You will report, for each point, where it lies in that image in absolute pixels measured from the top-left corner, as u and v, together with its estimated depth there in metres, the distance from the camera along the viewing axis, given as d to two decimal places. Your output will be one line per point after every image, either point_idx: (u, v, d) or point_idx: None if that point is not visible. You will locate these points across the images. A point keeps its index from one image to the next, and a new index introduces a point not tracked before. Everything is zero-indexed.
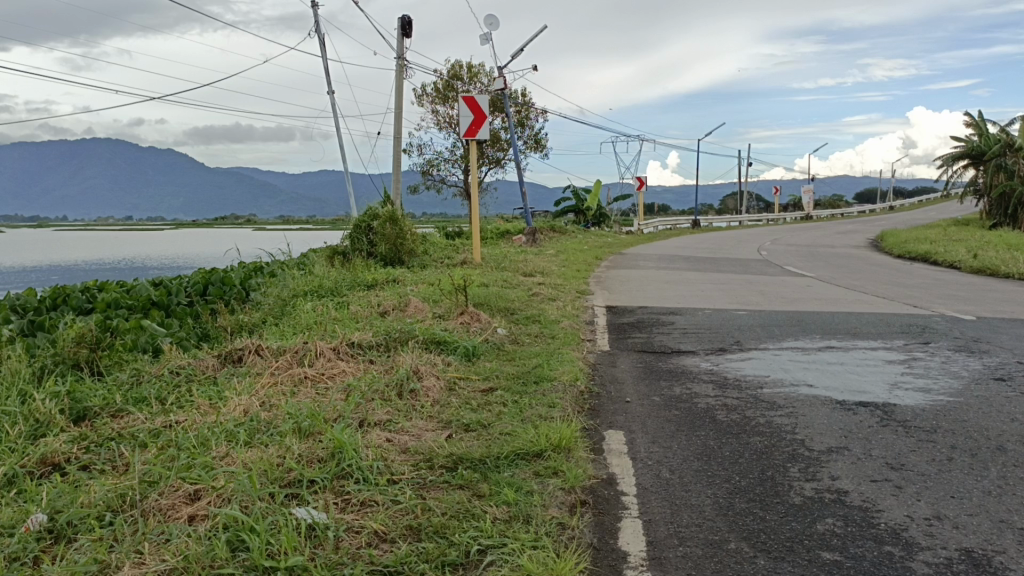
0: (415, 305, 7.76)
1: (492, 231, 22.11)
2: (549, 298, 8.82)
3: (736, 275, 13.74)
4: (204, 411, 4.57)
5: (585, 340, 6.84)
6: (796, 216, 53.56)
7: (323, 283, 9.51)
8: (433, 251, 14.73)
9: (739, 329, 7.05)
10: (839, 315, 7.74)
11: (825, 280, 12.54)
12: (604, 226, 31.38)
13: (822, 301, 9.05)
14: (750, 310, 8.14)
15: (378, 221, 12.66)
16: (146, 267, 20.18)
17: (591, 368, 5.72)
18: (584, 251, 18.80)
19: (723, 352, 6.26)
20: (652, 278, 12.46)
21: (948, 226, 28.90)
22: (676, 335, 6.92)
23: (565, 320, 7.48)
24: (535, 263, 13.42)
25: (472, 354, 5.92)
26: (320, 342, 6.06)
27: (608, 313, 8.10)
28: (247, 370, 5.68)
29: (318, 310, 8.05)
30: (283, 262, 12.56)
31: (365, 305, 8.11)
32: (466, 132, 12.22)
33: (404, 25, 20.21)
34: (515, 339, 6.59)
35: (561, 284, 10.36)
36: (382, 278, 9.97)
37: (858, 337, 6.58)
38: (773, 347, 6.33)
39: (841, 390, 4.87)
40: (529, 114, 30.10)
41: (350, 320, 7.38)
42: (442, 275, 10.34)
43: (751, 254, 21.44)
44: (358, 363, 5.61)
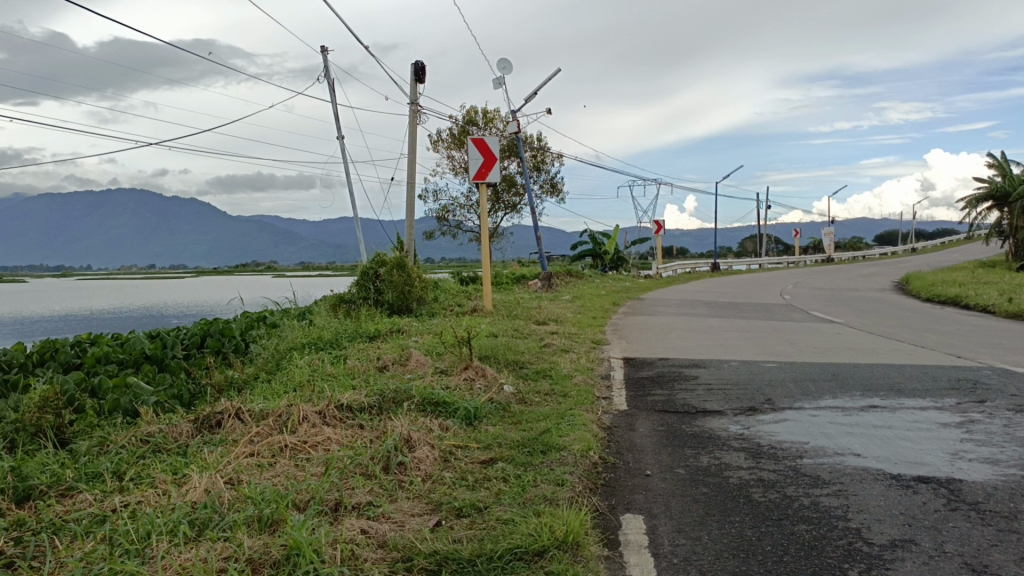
0: (416, 358, 7.19)
1: (507, 275, 21.60)
2: (562, 349, 8.22)
3: (760, 321, 13.09)
4: (161, 492, 4.01)
5: (599, 398, 6.21)
6: (817, 259, 52.84)
7: (323, 335, 8.98)
8: (444, 297, 14.24)
9: (768, 385, 6.40)
10: (879, 368, 7.05)
11: (856, 326, 11.88)
12: (622, 270, 30.82)
13: (857, 351, 8.38)
14: (781, 362, 7.49)
15: (385, 267, 12.19)
16: (154, 317, 19.83)
17: (606, 433, 5.10)
18: (601, 296, 18.22)
19: (754, 413, 5.61)
20: (673, 325, 11.84)
21: (976, 269, 28.08)
22: (700, 392, 6.29)
23: (578, 374, 6.89)
24: (549, 310, 12.87)
25: (474, 417, 5.32)
26: (306, 403, 5.49)
27: (626, 366, 7.49)
28: (221, 438, 5.13)
29: (312, 366, 7.51)
30: (287, 312, 12.10)
31: (363, 359, 7.55)
32: (475, 175, 11.78)
33: (416, 71, 20.06)
34: (522, 398, 5.98)
35: (576, 333, 9.78)
36: (385, 329, 9.44)
37: (904, 394, 5.90)
38: (809, 407, 5.67)
39: (895, 462, 4.21)
40: (544, 158, 29.85)
41: (346, 376, 6.82)
42: (449, 324, 9.83)
43: (774, 299, 20.76)
44: (345, 429, 5.04)
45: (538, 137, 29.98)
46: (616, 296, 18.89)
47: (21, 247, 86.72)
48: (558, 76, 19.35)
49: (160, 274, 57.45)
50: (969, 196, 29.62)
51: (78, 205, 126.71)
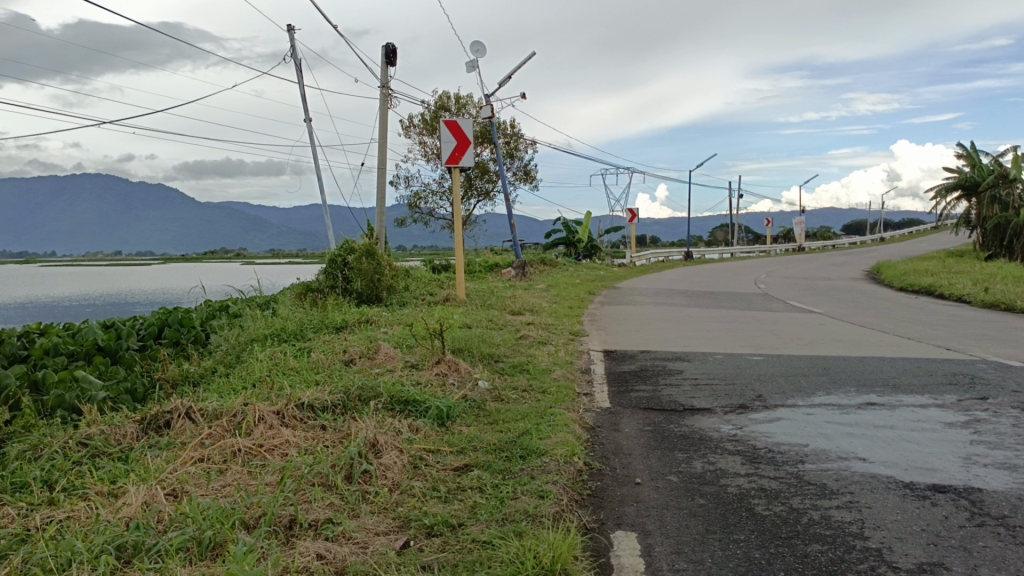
0: (385, 352, 6.76)
1: (480, 264, 21.15)
2: (539, 342, 7.82)
3: (740, 311, 12.82)
4: (92, 507, 3.56)
5: (580, 395, 5.83)
6: (788, 248, 53.02)
7: (286, 326, 8.50)
8: (416, 286, 13.79)
9: (757, 380, 6.07)
10: (872, 362, 6.74)
11: (837, 317, 11.66)
12: (596, 259, 30.51)
13: (843, 343, 8.09)
14: (768, 355, 7.17)
15: (354, 254, 11.70)
16: (114, 305, 19.06)
17: (590, 435, 4.71)
18: (575, 285, 17.87)
19: (745, 410, 5.26)
20: (651, 315, 11.52)
21: (946, 258, 28.24)
22: (686, 387, 5.94)
23: (557, 369, 6.50)
24: (524, 300, 12.48)
25: (446, 417, 4.91)
26: (262, 403, 5.05)
27: (606, 360, 7.11)
28: (169, 441, 4.68)
29: (274, 360, 7.05)
30: (251, 301, 11.56)
31: (327, 353, 7.10)
32: (448, 159, 11.32)
33: (388, 53, 19.49)
34: (498, 395, 5.58)
35: (552, 324, 9.39)
36: (353, 319, 8.98)
37: (902, 391, 5.60)
38: (804, 404, 5.34)
39: (906, 468, 3.88)
40: (518, 145, 29.39)
41: (309, 372, 6.37)
42: (420, 315, 9.40)
43: (748, 288, 20.58)
44: (304, 431, 4.61)
45: (512, 123, 29.51)
46: (591, 285, 18.58)
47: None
48: (535, 58, 19.31)
49: (125, 262, 56.10)
50: (938, 186, 29.70)
51: (40, 189, 123.67)
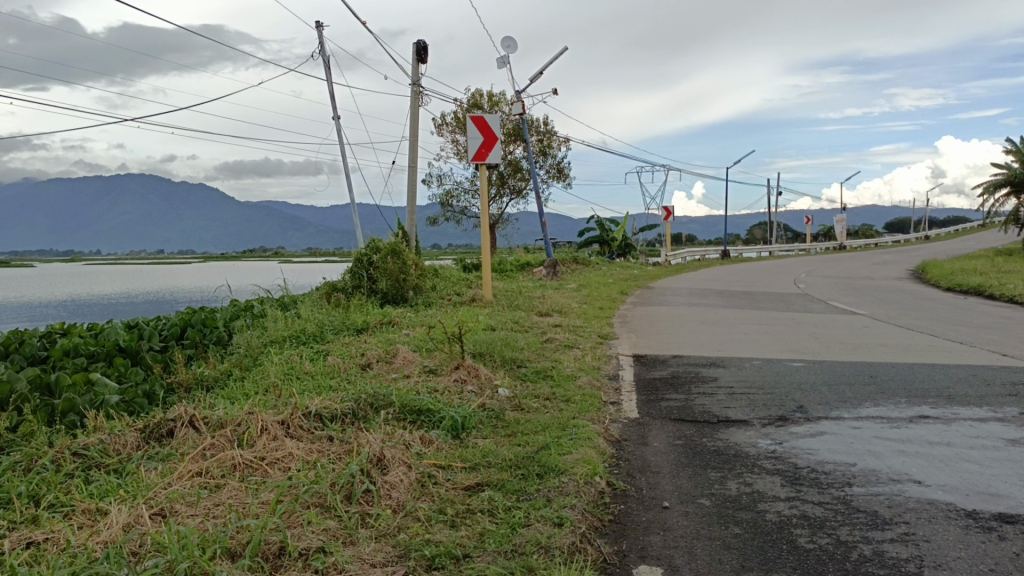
0: (403, 356, 6.48)
1: (512, 262, 20.84)
2: (565, 346, 7.46)
3: (778, 312, 12.35)
4: (73, 527, 3.30)
5: (606, 404, 5.48)
6: (829, 246, 51.82)
7: (305, 327, 8.28)
8: (444, 285, 13.52)
9: (798, 390, 5.65)
10: (922, 370, 6.28)
11: (881, 319, 11.13)
12: (630, 257, 30.03)
13: (889, 348, 7.61)
14: (809, 361, 6.73)
15: (379, 254, 11.46)
16: (146, 304, 19.03)
17: (615, 450, 4.37)
18: (609, 285, 17.48)
19: (785, 423, 4.87)
20: (685, 316, 11.11)
21: (994, 257, 27.21)
22: (720, 396, 5.55)
23: (582, 375, 6.15)
24: (553, 300, 12.15)
25: (460, 429, 4.60)
26: (267, 412, 4.79)
27: (636, 366, 6.73)
28: (169, 452, 4.45)
29: (289, 364, 6.81)
30: (276, 301, 11.36)
31: (344, 357, 6.84)
32: (474, 156, 11.02)
33: (418, 50, 19.25)
34: (519, 404, 5.25)
35: (581, 326, 9.04)
36: (375, 320, 8.73)
37: (957, 403, 5.15)
38: (849, 417, 4.93)
39: (968, 493, 3.48)
40: (551, 143, 29.01)
41: (324, 379, 6.12)
42: (444, 317, 9.10)
43: (787, 287, 20.00)
44: (308, 443, 4.34)
45: (545, 121, 29.17)
46: (624, 284, 18.16)
47: (25, 231, 86.26)
48: (568, 51, 18.61)
49: (163, 260, 56.86)
50: (985, 182, 28.68)
51: (85, 190, 126.32)
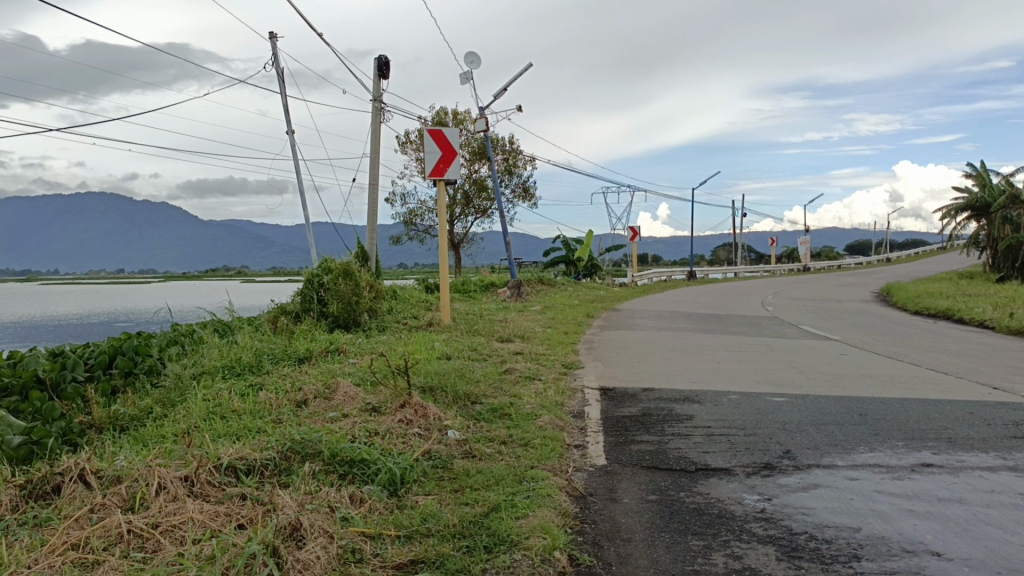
0: (343, 392, 5.80)
1: (476, 283, 20.19)
2: (526, 377, 6.82)
3: (748, 337, 11.90)
4: None
5: (569, 448, 4.85)
6: (792, 268, 52.07)
7: (240, 357, 7.54)
8: (401, 308, 12.84)
9: (782, 431, 5.07)
10: (914, 406, 5.74)
11: (855, 345, 10.73)
12: (597, 278, 29.58)
13: (871, 380, 7.11)
14: (791, 396, 6.16)
15: (330, 276, 10.74)
16: (88, 323, 17.95)
17: (579, 510, 3.73)
18: (575, 307, 16.94)
19: (772, 473, 4.28)
20: (654, 342, 10.54)
21: (956, 280, 27.28)
22: (697, 439, 4.95)
23: (544, 413, 5.52)
24: (516, 324, 11.52)
25: (398, 484, 3.93)
26: (170, 464, 4.05)
27: (603, 401, 6.11)
28: (47, 515, 3.75)
29: (215, 402, 6.08)
30: (219, 326, 10.55)
31: (278, 393, 6.13)
32: (432, 171, 10.38)
33: (380, 65, 18.66)
34: (469, 450, 4.59)
35: (544, 354, 8.43)
36: (320, 348, 8.02)
37: (960, 448, 4.62)
38: (844, 465, 4.36)
39: (999, 571, 2.91)
40: (517, 162, 28.55)
41: (250, 420, 5.40)
42: (396, 344, 8.43)
43: (756, 310, 19.64)
44: (214, 506, 3.62)
45: (510, 139, 28.71)
46: (591, 307, 17.65)
47: None
48: (531, 68, 18.92)
49: (118, 278, 55.30)
50: (946, 206, 28.74)
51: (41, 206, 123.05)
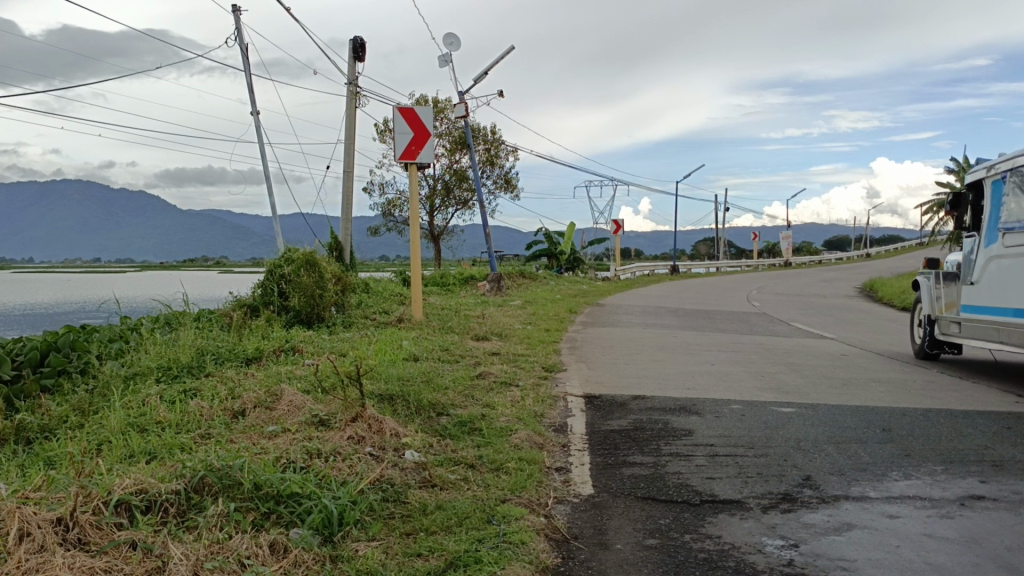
0: (287, 401, 5.02)
1: (454, 276, 19.35)
2: (500, 383, 6.04)
3: (739, 336, 11.16)
4: None
5: (548, 473, 4.09)
6: (776, 263, 51.65)
7: (180, 356, 6.72)
8: (371, 301, 12.00)
9: (799, 451, 4.32)
10: (942, 420, 5.01)
11: (855, 346, 10.01)
12: (578, 272, 28.83)
13: (883, 387, 6.39)
14: (801, 407, 5.39)
15: (291, 267, 9.89)
16: (41, 312, 16.84)
17: (560, 562, 2.98)
18: (556, 302, 16.17)
19: (793, 508, 3.53)
20: (642, 341, 9.77)
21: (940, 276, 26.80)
22: (698, 462, 4.21)
23: (521, 429, 4.74)
24: (494, 321, 10.71)
25: (334, 527, 3.16)
26: (47, 500, 3.24)
27: (588, 412, 5.35)
28: None
29: (139, 411, 5.24)
30: (170, 322, 9.64)
31: (212, 401, 5.31)
32: (403, 154, 9.56)
33: (355, 49, 17.75)
34: (428, 477, 3.81)
35: (523, 355, 7.66)
36: (272, 347, 7.21)
37: (1011, 475, 3.88)
38: (879, 498, 3.61)
39: None
40: (498, 153, 27.73)
41: (173, 435, 4.58)
42: (358, 343, 7.61)
43: (742, 305, 19.01)
44: (91, 560, 2.82)
45: (491, 129, 27.88)
46: (574, 302, 16.91)
47: None
48: (513, 51, 17.40)
49: (88, 260, 53.58)
50: (930, 201, 28.28)
51: None
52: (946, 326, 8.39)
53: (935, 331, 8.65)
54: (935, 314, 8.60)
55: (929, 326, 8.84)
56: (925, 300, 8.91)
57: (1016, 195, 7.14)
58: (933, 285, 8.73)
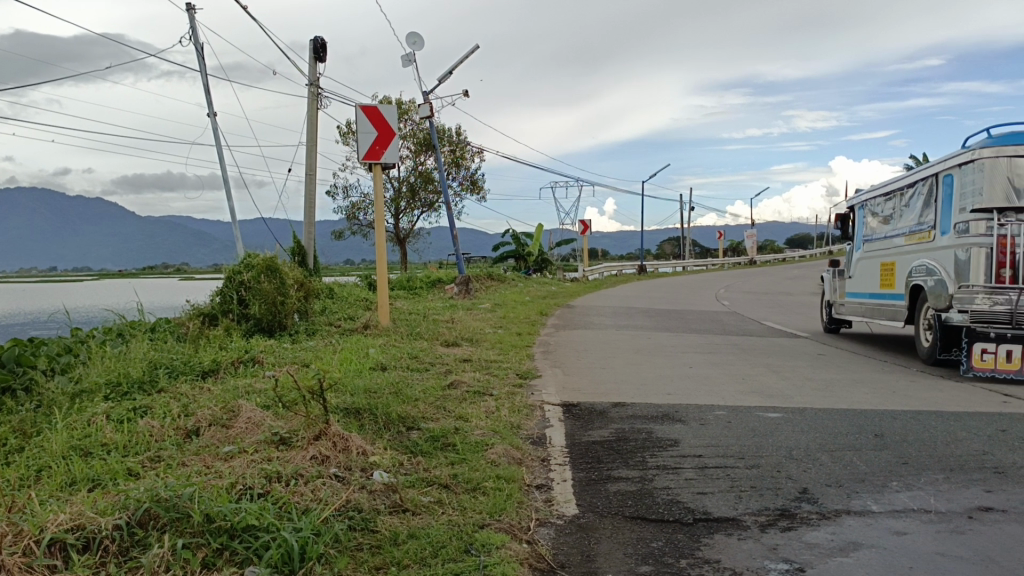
0: (245, 419, 4.67)
1: (421, 279, 19.00)
2: (474, 392, 5.74)
3: (712, 336, 10.99)
4: None
5: (528, 491, 3.81)
6: (741, 262, 51.97)
7: (131, 370, 6.31)
8: (337, 307, 11.62)
9: (792, 461, 4.09)
10: (934, 423, 4.82)
11: (830, 345, 9.89)
12: (547, 273, 28.62)
13: (867, 388, 6.22)
14: (788, 412, 5.17)
15: (251, 273, 9.49)
16: None
17: None
18: (525, 304, 15.92)
19: (792, 526, 3.28)
20: (616, 343, 9.54)
21: None
22: (687, 475, 3.95)
23: (497, 442, 4.45)
24: (464, 325, 10.41)
25: (295, 563, 2.84)
26: None
27: (567, 422, 5.08)
28: None
29: (84, 432, 4.86)
30: (124, 332, 9.19)
31: (164, 420, 4.94)
32: (367, 154, 9.21)
33: (316, 49, 17.33)
34: (399, 501, 3.50)
35: (496, 361, 7.37)
36: (231, 359, 6.84)
37: (1015, 482, 3.68)
38: (882, 512, 3.38)
39: None
40: (464, 154, 27.42)
41: (119, 459, 4.22)
42: (322, 353, 7.25)
43: (712, 304, 18.89)
44: None
45: (456, 130, 27.56)
46: (543, 303, 16.67)
47: None
48: (479, 51, 17.51)
49: (43, 267, 52.17)
50: None
51: None
52: (838, 307, 11.51)
53: (834, 311, 11.78)
54: (834, 299, 11.69)
55: (829, 308, 11.91)
56: (825, 290, 12.09)
57: (875, 217, 10.43)
58: (829, 279, 11.98)
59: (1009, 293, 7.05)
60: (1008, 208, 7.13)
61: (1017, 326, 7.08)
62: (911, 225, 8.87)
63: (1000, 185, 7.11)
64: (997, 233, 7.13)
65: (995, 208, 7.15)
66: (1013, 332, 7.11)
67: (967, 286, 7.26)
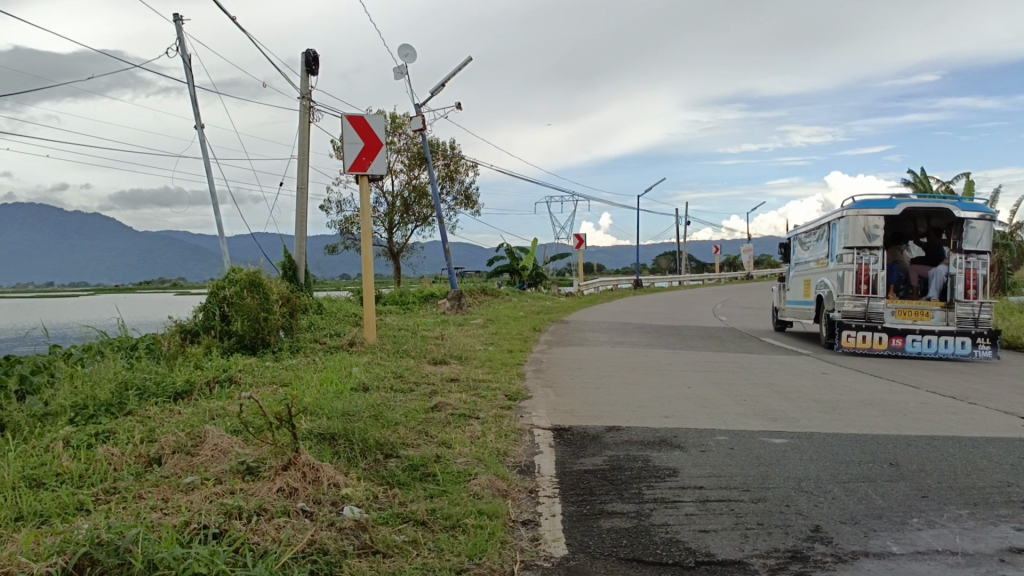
0: (211, 446, 4.34)
1: (413, 295, 18.67)
2: (460, 415, 5.41)
3: (710, 352, 10.67)
4: None
5: (514, 527, 3.49)
6: (737, 276, 51.71)
7: (99, 391, 5.96)
8: (324, 324, 11.27)
9: (802, 493, 3.77)
10: (950, 449, 4.51)
11: (833, 362, 9.59)
12: (542, 288, 28.31)
13: (875, 409, 5.91)
14: (794, 437, 4.85)
15: (233, 288, 9.14)
16: None
17: None
18: (519, 320, 15.57)
19: (805, 570, 2.96)
20: (611, 361, 9.22)
21: None
22: (687, 510, 3.62)
23: (482, 472, 4.11)
24: (455, 342, 10.09)
25: None
26: None
27: (558, 448, 4.75)
28: None
29: (38, 460, 4.50)
30: (101, 350, 8.84)
31: (125, 446, 4.59)
32: (353, 165, 8.92)
33: (307, 61, 17.08)
34: (369, 541, 3.16)
35: (486, 380, 7.04)
36: (206, 379, 6.49)
37: None
38: (904, 554, 3.06)
39: None
40: (458, 168, 27.18)
41: (71, 491, 3.88)
42: (303, 371, 6.90)
43: (709, 320, 18.59)
44: None
45: (450, 144, 27.35)
46: (538, 319, 16.35)
47: None
48: (469, 63, 16.91)
49: (37, 281, 51.76)
50: None
51: None
52: (781, 312, 15.36)
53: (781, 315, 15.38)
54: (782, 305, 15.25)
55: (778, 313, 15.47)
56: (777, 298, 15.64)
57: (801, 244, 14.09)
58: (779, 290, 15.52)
59: (865, 300, 10.95)
60: (865, 247, 10.89)
61: (869, 319, 11.00)
62: (819, 255, 12.62)
63: (858, 233, 10.91)
64: (859, 264, 10.95)
65: (857, 247, 10.91)
66: (867, 324, 11.03)
67: (844, 296, 11.11)
